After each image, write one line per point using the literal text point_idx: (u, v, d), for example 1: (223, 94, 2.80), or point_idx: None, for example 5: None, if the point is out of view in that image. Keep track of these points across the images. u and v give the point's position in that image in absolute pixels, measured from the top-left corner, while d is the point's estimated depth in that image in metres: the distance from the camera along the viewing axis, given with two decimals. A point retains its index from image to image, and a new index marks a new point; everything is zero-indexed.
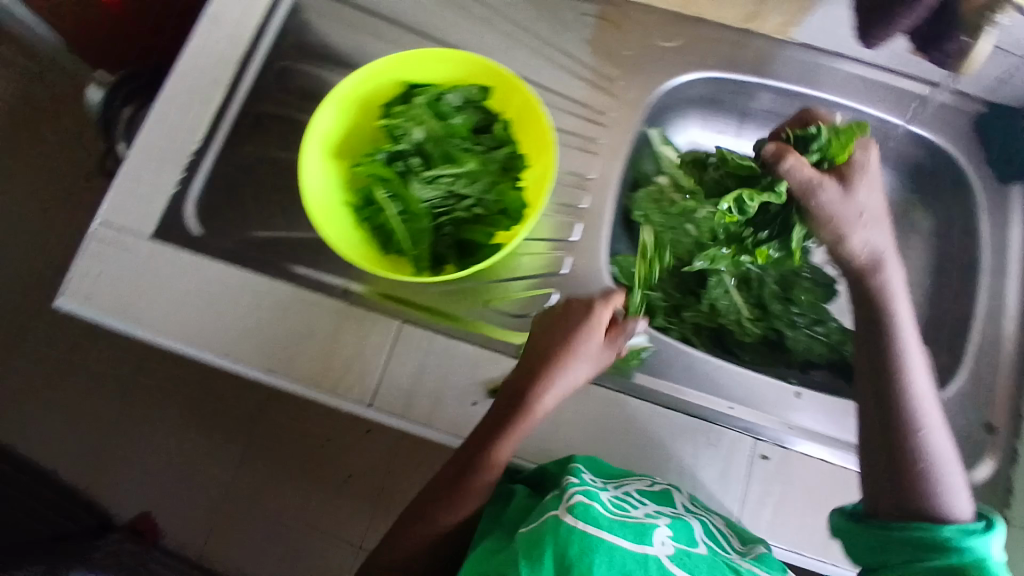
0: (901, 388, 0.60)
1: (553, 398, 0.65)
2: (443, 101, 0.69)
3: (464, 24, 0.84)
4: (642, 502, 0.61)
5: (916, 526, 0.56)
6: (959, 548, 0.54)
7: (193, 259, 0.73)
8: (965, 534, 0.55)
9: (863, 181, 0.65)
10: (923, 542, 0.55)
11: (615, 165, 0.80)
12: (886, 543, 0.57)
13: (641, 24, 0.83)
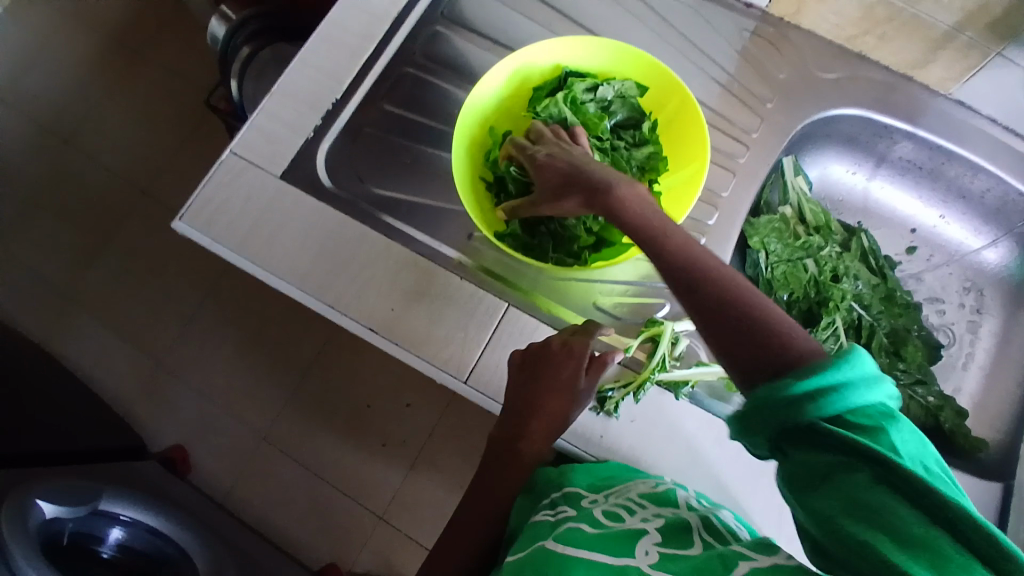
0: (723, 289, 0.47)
1: (543, 439, 0.66)
2: (597, 92, 0.69)
3: (618, 19, 0.82)
4: (642, 506, 0.57)
5: (770, 384, 0.42)
6: (824, 398, 0.40)
7: (315, 205, 0.73)
8: (820, 371, 0.40)
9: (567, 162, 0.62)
10: (806, 395, 0.40)
11: (750, 187, 0.76)
12: (754, 421, 0.43)
13: (801, 51, 0.80)
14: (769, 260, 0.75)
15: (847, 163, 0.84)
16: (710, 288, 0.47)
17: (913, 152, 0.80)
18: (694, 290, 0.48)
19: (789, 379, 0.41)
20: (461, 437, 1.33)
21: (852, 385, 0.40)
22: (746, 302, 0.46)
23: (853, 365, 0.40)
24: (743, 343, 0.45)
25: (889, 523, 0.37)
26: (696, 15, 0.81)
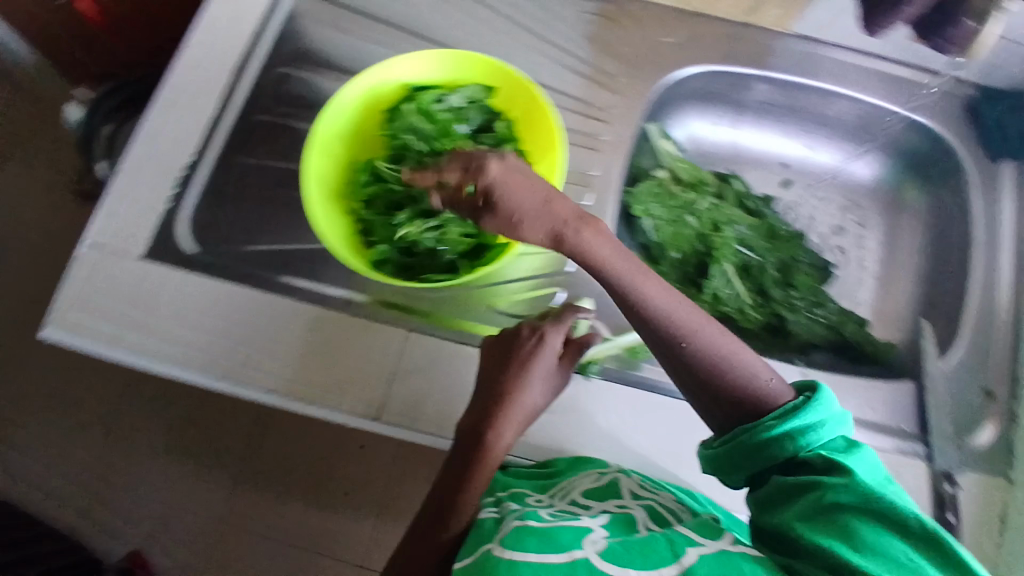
0: (698, 343, 0.51)
1: (514, 430, 0.62)
2: (446, 101, 0.68)
3: (463, 25, 0.82)
4: (586, 506, 0.56)
5: (749, 427, 0.49)
6: (797, 439, 0.48)
7: (187, 277, 0.71)
8: (793, 414, 0.48)
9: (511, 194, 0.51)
10: (783, 436, 0.48)
11: (618, 161, 0.78)
12: (738, 459, 0.50)
13: (640, 20, 0.81)
14: (656, 226, 0.79)
15: (710, 117, 0.86)
16: (685, 355, 0.51)
17: (769, 93, 0.82)
18: (666, 354, 0.52)
19: (766, 422, 0.49)
20: (418, 474, 1.30)
21: (818, 426, 0.48)
22: (722, 364, 0.51)
23: (818, 410, 0.48)
24: (710, 395, 0.52)
25: (848, 532, 0.43)
26: (534, 7, 0.82)
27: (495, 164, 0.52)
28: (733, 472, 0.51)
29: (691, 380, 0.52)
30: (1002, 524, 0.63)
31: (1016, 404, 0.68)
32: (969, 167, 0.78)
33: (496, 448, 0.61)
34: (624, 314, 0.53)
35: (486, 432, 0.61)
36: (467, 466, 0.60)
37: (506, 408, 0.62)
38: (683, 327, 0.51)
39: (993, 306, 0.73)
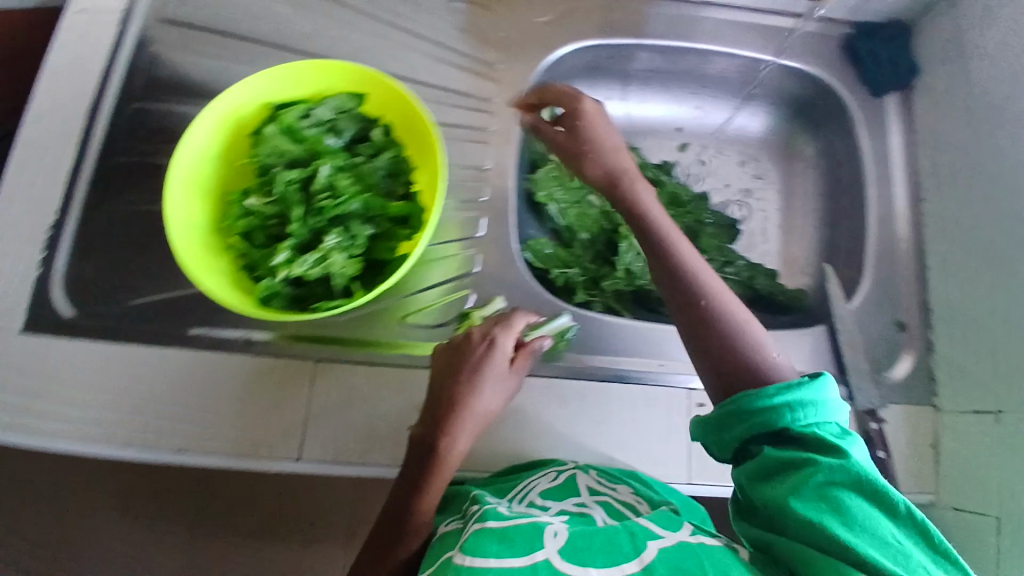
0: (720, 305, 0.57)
1: (467, 439, 0.59)
2: (312, 115, 0.63)
3: (326, 27, 0.77)
4: (545, 507, 0.57)
5: (753, 392, 0.51)
6: (796, 412, 0.49)
7: (74, 345, 0.66)
8: (797, 390, 0.49)
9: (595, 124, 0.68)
10: (784, 407, 0.49)
11: (510, 150, 0.76)
12: (730, 420, 0.52)
13: (511, 2, 0.79)
14: (561, 211, 0.80)
15: (597, 93, 0.84)
16: (703, 313, 0.57)
17: (650, 61, 0.81)
18: (687, 314, 0.57)
19: (770, 391, 0.50)
20: (370, 511, 1.07)
21: (816, 405, 0.49)
22: (739, 328, 0.56)
23: (818, 388, 0.50)
24: (718, 355, 0.56)
25: (838, 507, 0.43)
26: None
27: (590, 103, 0.69)
28: (727, 432, 0.52)
29: (701, 342, 0.56)
30: (935, 452, 0.68)
31: (927, 331, 0.72)
32: (853, 106, 0.79)
33: (449, 458, 0.58)
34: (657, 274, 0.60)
35: (439, 442, 0.57)
36: (419, 475, 0.57)
37: (460, 417, 0.59)
38: (706, 292, 0.58)
39: (892, 238, 0.75)
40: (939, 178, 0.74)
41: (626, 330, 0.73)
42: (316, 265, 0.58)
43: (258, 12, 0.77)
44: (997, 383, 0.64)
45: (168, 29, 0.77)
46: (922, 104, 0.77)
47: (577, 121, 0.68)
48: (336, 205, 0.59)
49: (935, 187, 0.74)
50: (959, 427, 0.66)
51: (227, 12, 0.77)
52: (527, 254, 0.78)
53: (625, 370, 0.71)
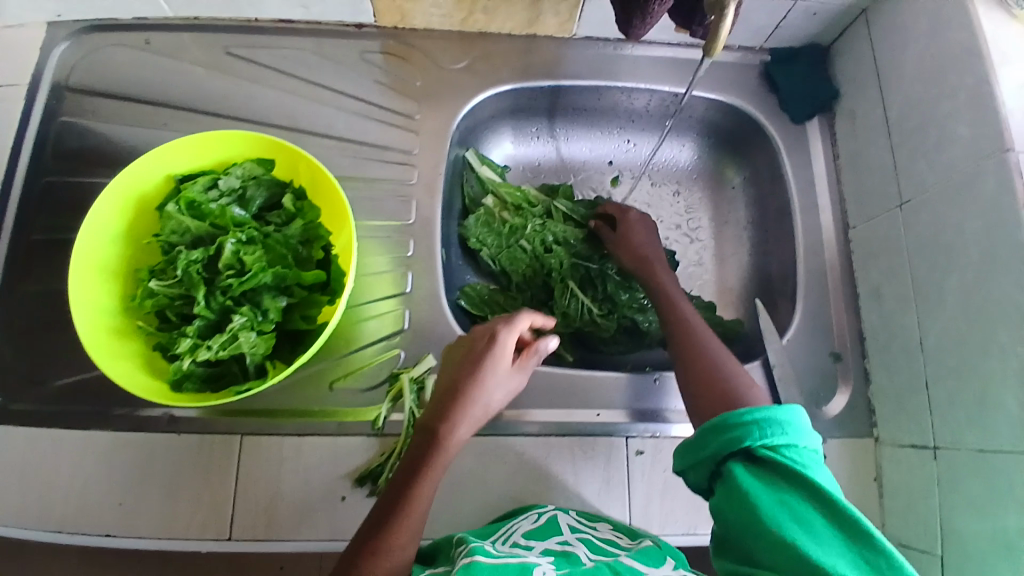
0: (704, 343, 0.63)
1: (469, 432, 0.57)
2: (218, 186, 0.62)
3: (238, 87, 0.75)
4: (530, 546, 0.55)
5: (728, 414, 0.51)
6: (770, 432, 0.49)
7: None
8: (770, 412, 0.50)
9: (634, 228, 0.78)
10: (758, 427, 0.50)
11: (433, 200, 0.74)
12: (706, 438, 0.52)
13: (426, 52, 0.78)
14: (493, 256, 0.79)
15: (524, 134, 0.85)
16: (697, 349, 0.62)
17: (574, 100, 0.82)
18: (683, 347, 0.63)
19: (744, 411, 0.51)
20: None
21: (786, 427, 0.49)
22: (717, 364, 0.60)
23: (790, 411, 0.50)
24: (699, 381, 0.60)
25: (814, 531, 0.44)
26: (311, 55, 0.76)
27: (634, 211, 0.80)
28: (702, 451, 0.52)
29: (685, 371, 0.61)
30: (878, 486, 0.69)
31: (862, 360, 0.72)
32: (775, 136, 0.79)
33: (450, 449, 0.55)
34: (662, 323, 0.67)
35: (439, 434, 0.55)
36: (414, 467, 0.54)
37: (465, 405, 0.56)
38: (704, 335, 0.64)
39: (821, 267, 0.75)
40: (863, 204, 0.74)
41: (562, 382, 0.72)
42: (222, 349, 0.55)
43: (166, 75, 0.76)
44: (926, 418, 0.64)
45: (77, 99, 0.75)
46: (843, 129, 0.77)
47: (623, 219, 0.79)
48: (243, 284, 0.57)
49: (860, 215, 0.75)
50: (897, 460, 0.67)
51: (135, 76, 0.76)
52: (463, 301, 0.77)
53: (570, 421, 0.70)
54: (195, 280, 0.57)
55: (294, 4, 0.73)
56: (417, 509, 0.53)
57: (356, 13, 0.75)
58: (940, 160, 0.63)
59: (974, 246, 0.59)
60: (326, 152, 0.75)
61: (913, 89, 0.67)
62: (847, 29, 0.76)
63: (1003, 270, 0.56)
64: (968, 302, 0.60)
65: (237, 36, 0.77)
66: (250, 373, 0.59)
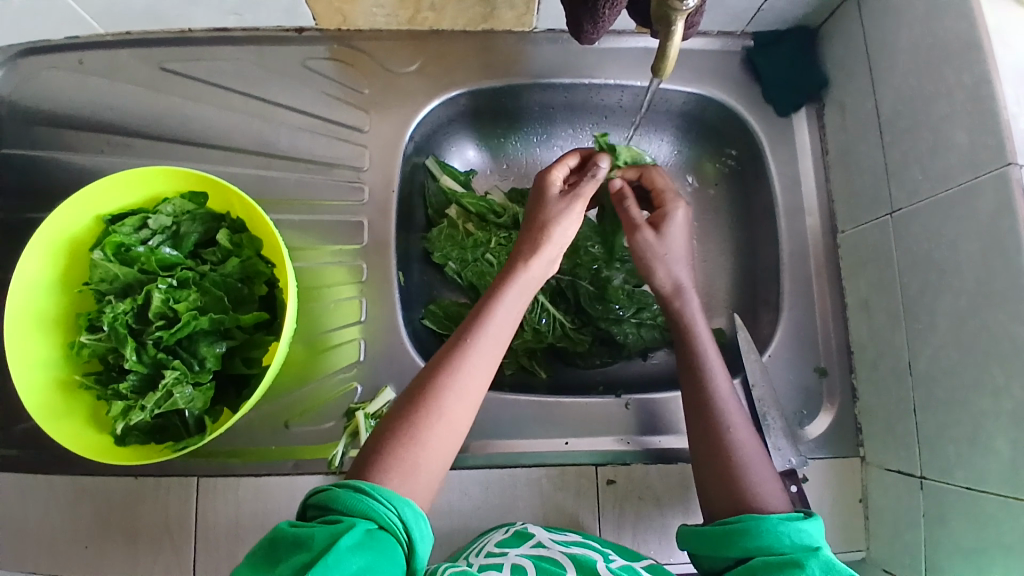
0: (716, 426, 0.55)
1: (541, 264, 0.58)
2: (148, 227, 0.60)
3: (178, 105, 0.71)
4: (503, 554, 0.53)
5: (758, 515, 0.48)
6: (797, 542, 0.47)
7: None
8: (798, 521, 0.48)
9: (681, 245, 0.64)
10: (784, 536, 0.47)
11: (389, 218, 0.70)
12: (730, 536, 0.48)
13: (377, 58, 0.72)
14: (458, 271, 0.74)
15: (489, 137, 0.80)
16: (715, 426, 0.55)
17: (540, 97, 0.76)
18: (700, 427, 0.56)
19: (773, 516, 0.48)
20: None
21: (812, 540, 0.47)
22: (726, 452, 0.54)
23: (815, 523, 0.49)
24: (712, 464, 0.54)
25: None
26: (253, 67, 0.71)
27: (677, 215, 0.64)
28: (725, 551, 0.48)
29: (698, 446, 0.56)
30: (864, 507, 0.66)
31: (847, 376, 0.68)
32: (758, 132, 0.73)
33: (527, 283, 0.58)
34: (687, 381, 0.59)
35: (514, 268, 0.57)
36: (490, 294, 0.56)
37: (538, 241, 0.58)
38: (730, 419, 0.56)
39: (806, 275, 0.70)
40: (853, 206, 0.68)
41: (530, 409, 0.68)
42: (157, 407, 0.56)
43: (100, 96, 0.71)
44: (914, 445, 0.60)
45: (13, 125, 0.71)
46: (833, 121, 0.71)
47: (664, 224, 0.64)
48: (174, 335, 0.57)
49: (848, 218, 0.69)
50: (885, 484, 0.64)
51: (67, 98, 0.71)
52: (428, 320, 0.72)
53: (538, 450, 0.68)
54: (123, 333, 0.57)
55: (224, 13, 0.67)
56: (497, 334, 0.54)
57: (293, 18, 0.69)
58: (935, 168, 0.57)
59: (970, 270, 0.54)
60: (274, 173, 0.71)
61: (909, 82, 0.60)
62: (837, 10, 0.68)
63: (1000, 301, 0.51)
64: (960, 330, 0.55)
65: (174, 50, 0.71)
66: (191, 427, 0.59)
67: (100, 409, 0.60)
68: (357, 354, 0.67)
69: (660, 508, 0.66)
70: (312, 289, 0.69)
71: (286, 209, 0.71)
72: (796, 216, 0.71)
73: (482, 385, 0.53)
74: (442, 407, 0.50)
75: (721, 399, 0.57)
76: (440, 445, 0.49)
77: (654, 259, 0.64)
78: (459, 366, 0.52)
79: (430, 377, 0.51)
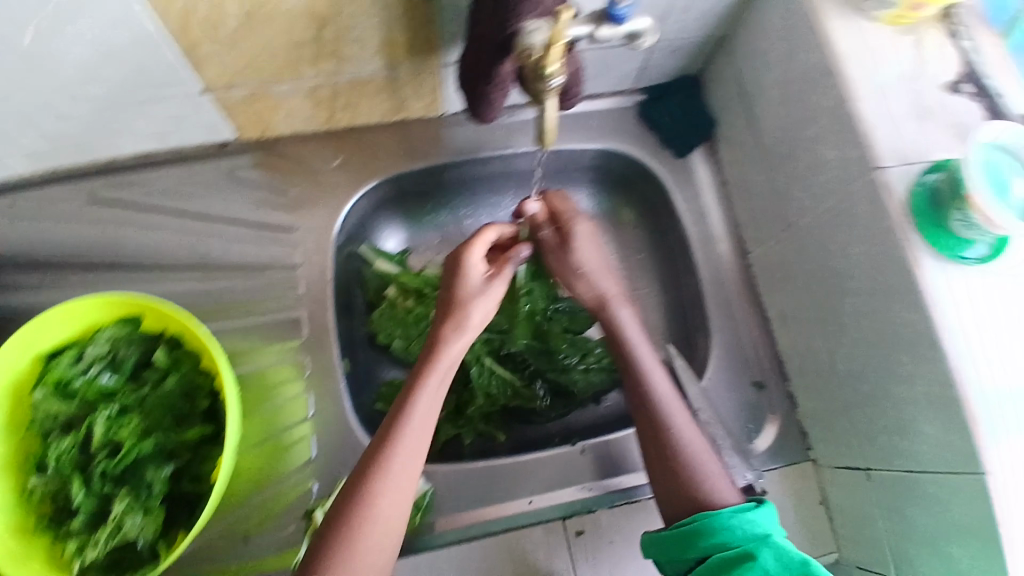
0: (657, 433, 0.57)
1: (462, 343, 0.61)
2: (85, 359, 0.61)
3: (107, 230, 0.73)
4: None
5: (709, 512, 0.51)
6: (750, 534, 0.49)
7: None
8: (749, 512, 0.50)
9: (591, 255, 0.66)
10: (736, 529, 0.49)
11: (328, 308, 0.72)
12: (687, 540, 0.50)
13: (299, 159, 0.76)
14: (404, 348, 0.76)
15: (417, 217, 0.83)
16: (660, 435, 0.57)
17: (459, 173, 0.80)
18: (647, 436, 0.58)
19: (724, 511, 0.51)
20: None
21: (763, 528, 0.50)
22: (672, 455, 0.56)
23: (766, 510, 0.51)
24: (663, 469, 0.56)
25: None
26: (179, 184, 0.74)
27: (581, 230, 0.67)
28: (685, 554, 0.50)
29: (652, 452, 0.58)
30: (825, 509, 0.69)
31: (783, 386, 0.72)
32: (661, 174, 0.79)
33: (448, 368, 0.60)
34: (626, 388, 0.61)
35: (432, 352, 0.60)
36: (412, 382, 0.59)
37: (455, 324, 0.61)
38: (673, 422, 0.57)
39: (728, 297, 0.75)
40: (756, 229, 0.74)
41: (493, 471, 0.70)
42: (110, 539, 0.56)
43: (29, 234, 0.72)
44: (853, 441, 0.64)
45: None
46: (724, 156, 0.78)
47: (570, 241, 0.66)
48: (118, 464, 0.57)
49: (754, 239, 0.75)
50: (838, 482, 0.67)
51: None
52: (381, 404, 0.73)
53: (505, 513, 0.68)
54: (70, 469, 0.58)
55: (149, 138, 0.69)
56: (422, 423, 0.57)
57: (215, 134, 0.72)
58: (814, 186, 0.63)
59: (860, 273, 0.59)
60: (210, 282, 0.72)
61: (777, 114, 0.67)
62: (708, 60, 0.77)
63: (891, 297, 0.56)
64: (867, 327, 0.59)
65: (101, 179, 0.73)
66: (146, 555, 0.57)
67: (52, 554, 0.57)
68: (307, 450, 0.68)
69: (634, 553, 0.66)
70: (259, 393, 0.70)
71: (227, 315, 0.72)
72: (709, 246, 0.77)
73: (414, 475, 0.56)
74: (374, 509, 0.53)
75: (662, 404, 0.59)
76: (375, 545, 0.52)
77: (569, 275, 0.66)
78: (387, 462, 0.55)
79: (360, 478, 0.54)
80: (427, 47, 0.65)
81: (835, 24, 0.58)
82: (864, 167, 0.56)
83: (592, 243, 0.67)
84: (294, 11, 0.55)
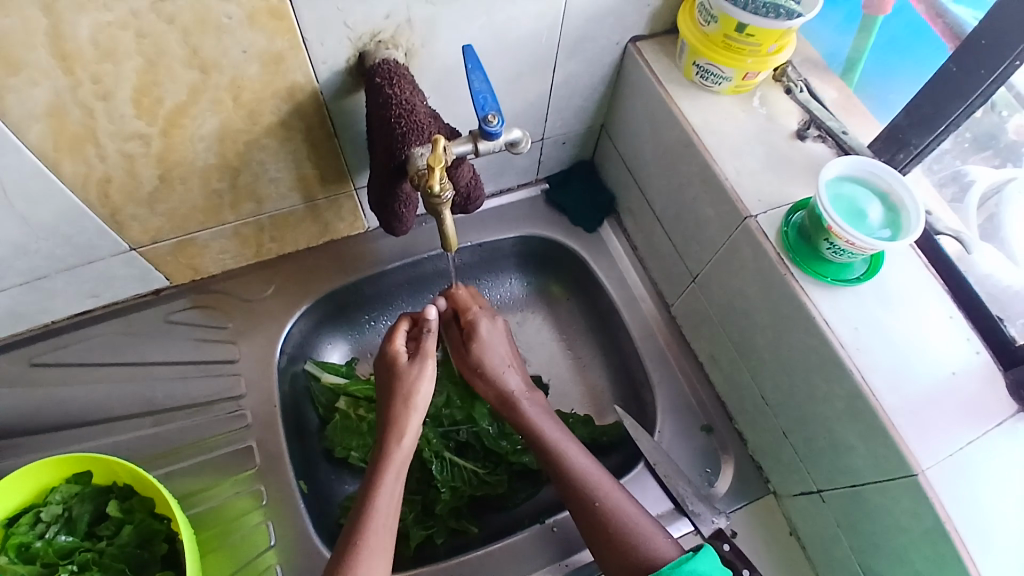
0: (587, 505, 0.61)
1: (412, 437, 0.63)
2: (40, 522, 0.60)
3: (44, 392, 0.72)
4: None
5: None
6: None
7: None
8: (687, 564, 0.54)
9: (503, 354, 0.70)
10: None
11: (279, 433, 0.73)
12: None
13: (233, 293, 0.79)
14: (362, 457, 0.76)
15: (357, 327, 0.86)
16: (592, 507, 0.61)
17: (390, 279, 0.84)
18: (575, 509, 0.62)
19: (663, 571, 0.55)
20: None
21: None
22: (603, 522, 0.60)
23: (704, 556, 0.55)
24: (596, 537, 0.60)
25: None
26: (117, 335, 0.75)
27: (492, 323, 0.70)
28: None
29: (582, 522, 0.61)
30: (796, 538, 0.70)
31: (728, 426, 0.75)
32: (578, 249, 0.85)
33: (402, 460, 0.61)
34: (548, 463, 0.65)
35: (386, 450, 0.61)
36: (369, 484, 0.60)
37: (403, 418, 0.63)
38: (598, 491, 0.62)
39: (661, 351, 0.79)
40: (671, 285, 0.79)
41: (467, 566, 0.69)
42: None
43: None
44: (801, 466, 0.67)
45: None
46: (630, 225, 0.85)
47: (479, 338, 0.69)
48: None
49: (672, 294, 0.80)
50: (799, 509, 0.69)
51: None
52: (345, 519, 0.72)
53: None
54: None
55: (82, 297, 0.72)
56: (386, 523, 0.58)
57: (147, 282, 0.74)
58: (706, 240, 0.69)
59: (762, 310, 0.64)
60: (156, 427, 0.72)
61: (661, 182, 0.74)
62: (597, 145, 0.85)
63: (792, 326, 0.61)
64: (782, 357, 0.64)
65: (37, 344, 0.74)
66: None
67: None
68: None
69: None
70: (219, 531, 0.68)
71: (177, 458, 0.71)
72: (633, 307, 0.82)
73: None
74: None
75: (586, 474, 0.63)
76: None
77: (473, 371, 0.70)
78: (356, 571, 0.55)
79: None
80: (338, 176, 0.71)
81: (686, 103, 0.67)
82: (739, 216, 0.63)
83: (500, 341, 0.70)
84: (207, 166, 0.61)
